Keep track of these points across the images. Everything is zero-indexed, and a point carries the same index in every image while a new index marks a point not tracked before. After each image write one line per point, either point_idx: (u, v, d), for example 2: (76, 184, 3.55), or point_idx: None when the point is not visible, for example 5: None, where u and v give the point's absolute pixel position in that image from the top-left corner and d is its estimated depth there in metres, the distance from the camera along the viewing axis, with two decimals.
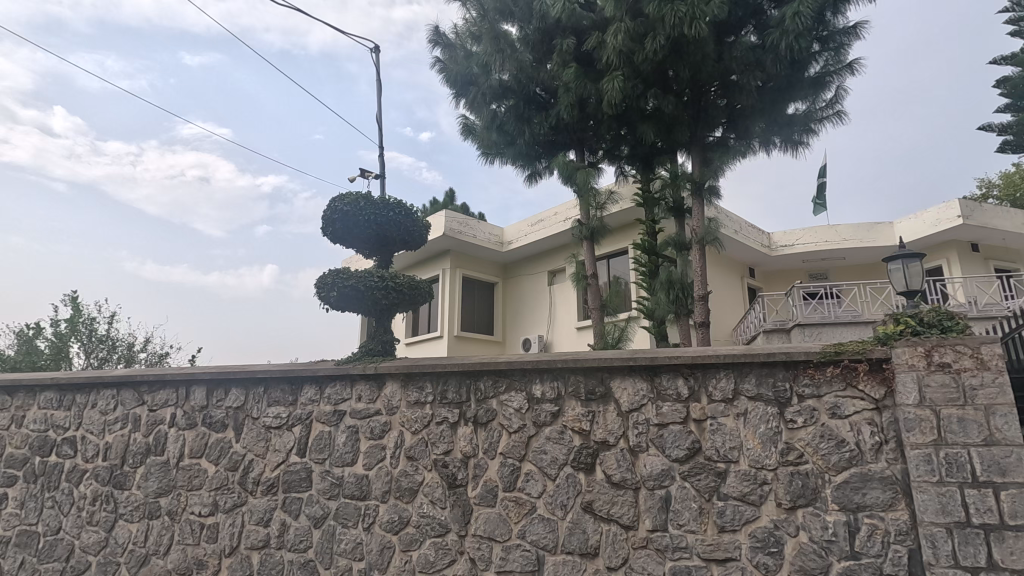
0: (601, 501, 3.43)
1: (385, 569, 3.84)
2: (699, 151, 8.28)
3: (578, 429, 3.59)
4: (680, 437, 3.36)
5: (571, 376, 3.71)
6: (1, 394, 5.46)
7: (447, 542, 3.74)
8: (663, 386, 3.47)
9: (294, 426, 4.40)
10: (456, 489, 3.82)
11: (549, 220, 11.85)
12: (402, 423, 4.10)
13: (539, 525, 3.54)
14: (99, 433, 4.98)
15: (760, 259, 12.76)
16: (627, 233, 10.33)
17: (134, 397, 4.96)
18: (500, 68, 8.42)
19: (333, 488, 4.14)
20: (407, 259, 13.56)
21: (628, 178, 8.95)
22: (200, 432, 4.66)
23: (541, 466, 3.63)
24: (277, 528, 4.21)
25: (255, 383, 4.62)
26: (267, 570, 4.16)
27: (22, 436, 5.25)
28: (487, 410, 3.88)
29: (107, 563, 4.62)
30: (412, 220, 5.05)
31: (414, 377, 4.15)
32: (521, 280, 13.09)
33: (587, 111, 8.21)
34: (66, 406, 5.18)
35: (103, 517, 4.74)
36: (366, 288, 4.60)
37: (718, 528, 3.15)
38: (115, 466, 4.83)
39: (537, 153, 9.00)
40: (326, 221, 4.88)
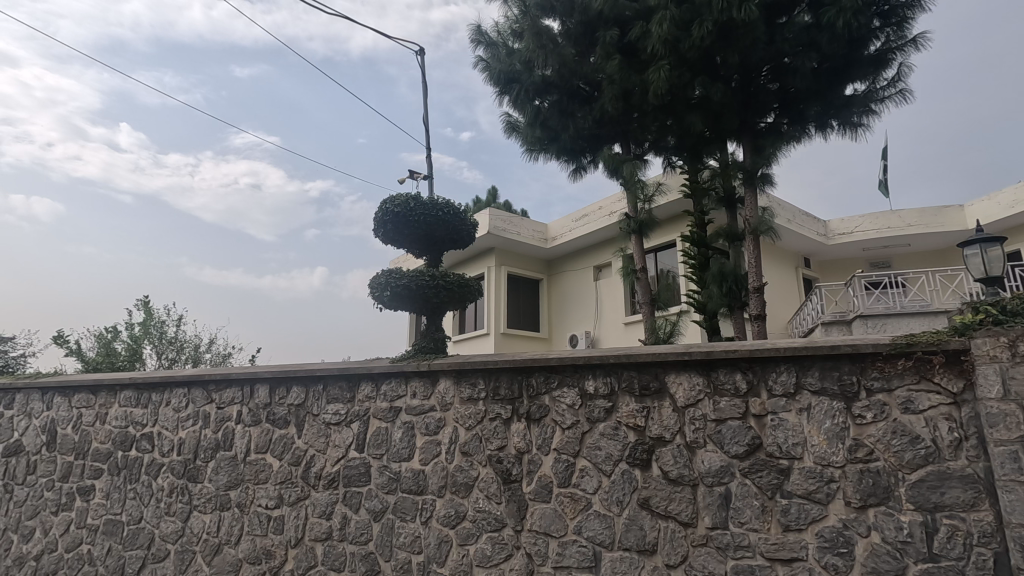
0: (658, 498, 3.39)
1: (444, 563, 3.92)
2: (751, 138, 7.99)
3: (633, 425, 3.56)
4: (739, 432, 3.27)
5: (625, 372, 3.67)
6: (85, 393, 5.87)
7: (503, 537, 3.78)
8: (720, 381, 3.39)
9: (352, 423, 4.54)
10: (511, 484, 3.85)
11: (593, 215, 11.75)
12: (456, 419, 4.16)
13: (595, 520, 3.53)
14: (173, 429, 5.29)
15: (816, 249, 12.25)
16: (675, 225, 10.13)
17: (203, 395, 5.24)
18: (543, 63, 8.38)
19: (391, 483, 4.26)
20: (453, 256, 13.73)
21: (676, 168, 8.74)
22: (265, 428, 4.87)
23: (595, 462, 3.62)
24: (339, 521, 4.36)
25: (315, 381, 4.79)
26: (330, 561, 4.30)
27: (105, 432, 5.63)
28: (540, 406, 3.89)
29: (184, 551, 4.90)
30: (461, 220, 5.12)
31: (466, 375, 4.20)
32: (566, 277, 13.04)
33: (632, 103, 8.06)
34: (144, 404, 5.52)
35: (180, 508, 5.04)
36: (418, 288, 4.69)
37: (783, 528, 3.05)
38: (188, 461, 5.12)
39: (582, 147, 8.94)
40: (378, 224, 4.99)
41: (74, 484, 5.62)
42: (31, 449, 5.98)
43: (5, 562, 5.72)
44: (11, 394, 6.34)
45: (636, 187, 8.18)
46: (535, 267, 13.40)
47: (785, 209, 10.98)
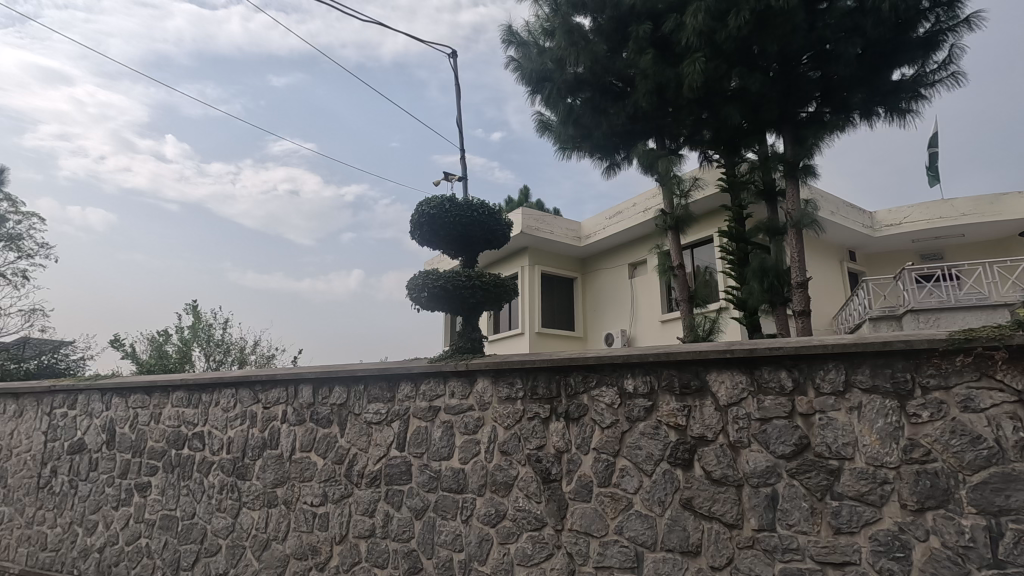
0: (701, 498, 3.33)
1: (484, 561, 3.94)
2: (791, 129, 7.75)
3: (673, 424, 3.51)
4: (785, 432, 3.18)
5: (664, 371, 3.62)
6: (140, 394, 6.14)
7: (544, 536, 3.77)
8: (764, 379, 3.30)
9: (393, 422, 4.62)
10: (551, 484, 3.84)
11: (627, 212, 11.62)
12: (494, 419, 4.18)
13: (636, 520, 3.49)
14: (222, 428, 5.49)
15: (862, 242, 11.79)
16: (713, 220, 9.93)
17: (250, 395, 5.41)
18: (575, 61, 8.34)
19: (432, 481, 4.31)
20: (487, 257, 13.80)
21: (713, 162, 8.56)
22: (309, 427, 5.01)
23: (636, 462, 3.58)
24: (381, 519, 4.45)
25: (355, 381, 4.89)
26: (374, 558, 4.39)
27: (159, 432, 5.89)
28: (578, 406, 3.87)
29: (235, 546, 5.08)
30: (496, 219, 5.14)
31: (504, 374, 4.22)
32: (601, 275, 12.94)
33: (666, 97, 7.94)
34: (195, 405, 5.75)
35: (230, 504, 5.22)
36: (454, 288, 4.73)
37: (833, 530, 2.95)
38: (237, 458, 5.31)
39: (615, 144, 8.86)
40: (414, 226, 5.06)
41: (132, 481, 5.90)
42: (92, 447, 6.31)
43: (71, 553, 6.05)
44: (73, 395, 6.70)
45: (671, 182, 8.05)
46: (569, 266, 13.35)
47: (828, 201, 10.62)
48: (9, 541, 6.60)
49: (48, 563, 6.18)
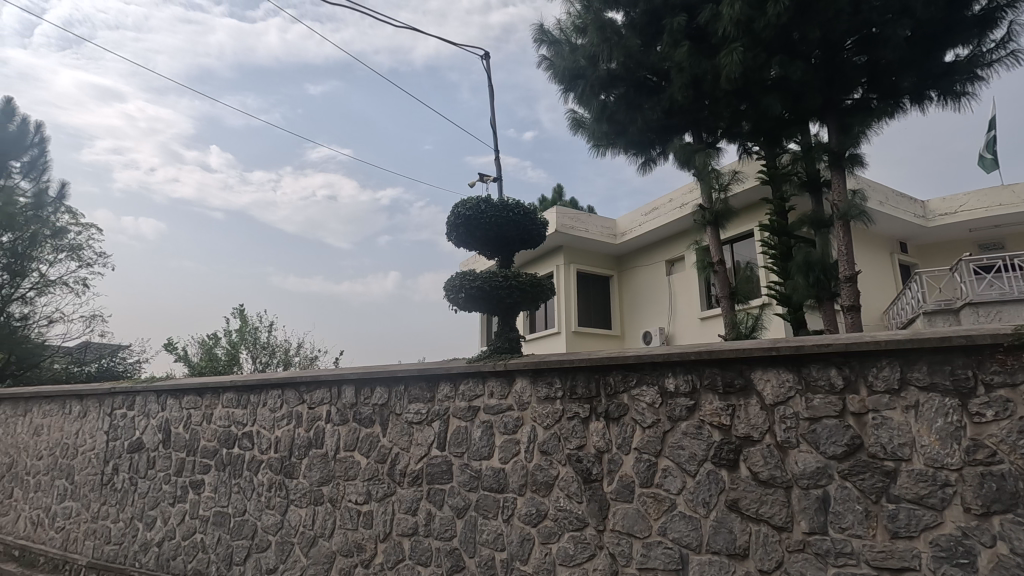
0: (748, 500, 3.24)
1: (526, 561, 3.95)
2: (836, 117, 7.46)
3: (717, 423, 3.43)
4: (836, 432, 3.07)
5: (706, 369, 3.55)
6: (193, 395, 6.41)
7: (586, 536, 3.75)
8: (812, 377, 3.20)
9: (433, 422, 4.67)
10: (592, 484, 3.82)
11: (664, 207, 11.43)
12: (534, 418, 4.18)
13: (680, 522, 3.43)
14: (270, 428, 5.67)
15: (914, 233, 11.26)
16: (753, 214, 9.68)
17: (295, 396, 5.57)
18: (608, 57, 8.26)
19: (473, 480, 4.35)
20: (521, 256, 13.81)
21: (753, 155, 8.34)
22: (352, 427, 5.12)
23: (679, 462, 3.52)
24: (423, 517, 4.51)
25: (396, 382, 4.97)
26: (417, 556, 4.45)
27: (211, 431, 6.13)
28: (618, 405, 3.84)
29: (284, 543, 5.24)
30: (531, 219, 5.14)
31: (542, 373, 4.21)
32: (638, 272, 12.78)
33: (702, 90, 7.79)
34: (244, 405, 5.95)
35: (279, 502, 5.39)
36: (491, 288, 4.75)
37: (890, 534, 2.83)
38: (285, 457, 5.47)
39: (650, 140, 8.74)
40: (450, 228, 5.10)
41: (187, 478, 6.16)
42: (150, 446, 6.62)
43: (133, 547, 6.37)
44: (132, 396, 7.04)
45: (709, 176, 7.87)
46: (605, 264, 13.23)
47: (877, 191, 10.18)
48: (76, 534, 6.99)
49: (112, 556, 6.52)
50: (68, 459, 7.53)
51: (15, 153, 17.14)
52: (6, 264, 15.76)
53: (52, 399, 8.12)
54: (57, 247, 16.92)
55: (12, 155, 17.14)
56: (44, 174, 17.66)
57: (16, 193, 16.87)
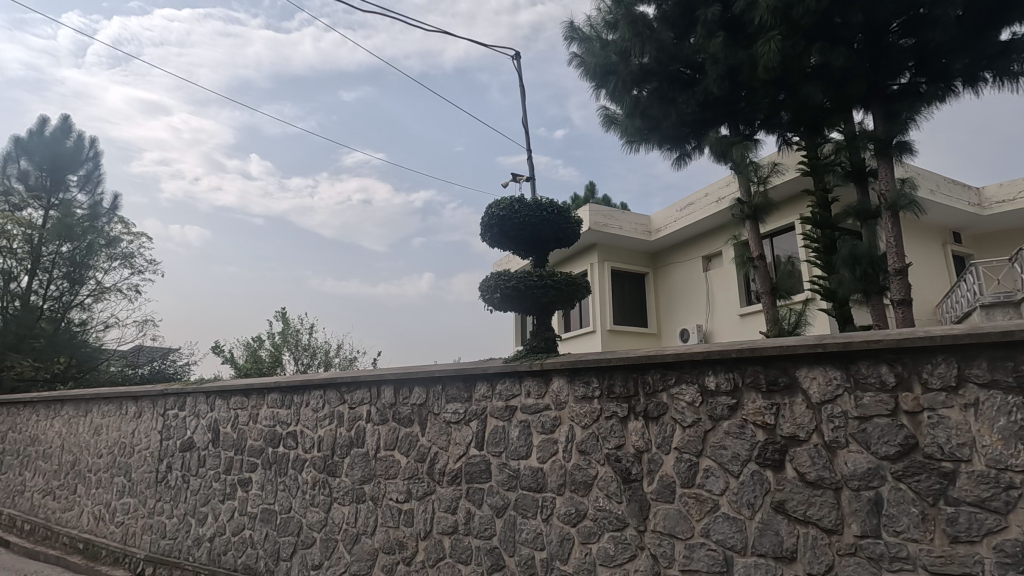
0: (795, 501, 3.15)
1: (567, 560, 3.94)
2: (882, 103, 7.15)
3: (761, 423, 3.35)
4: (888, 431, 2.95)
5: (748, 367, 3.46)
6: (239, 396, 6.64)
7: (626, 537, 3.71)
8: (861, 374, 3.08)
9: (471, 421, 4.71)
10: (631, 484, 3.78)
11: (700, 202, 11.20)
12: (571, 417, 4.16)
13: (723, 523, 3.36)
14: (313, 428, 5.82)
15: (968, 222, 10.70)
16: (794, 207, 9.40)
17: (337, 396, 5.70)
18: (640, 52, 8.17)
19: (512, 480, 4.36)
20: (555, 255, 13.73)
21: (793, 145, 8.09)
22: (392, 426, 5.21)
23: (721, 463, 3.45)
24: (463, 515, 4.55)
25: (434, 382, 5.03)
26: (458, 554, 4.49)
27: (257, 431, 6.34)
28: (658, 404, 3.78)
29: (328, 539, 5.37)
30: (565, 218, 5.13)
31: (579, 373, 4.19)
32: (674, 269, 12.56)
33: (739, 80, 7.61)
34: (288, 405, 6.13)
35: (322, 500, 5.53)
36: (526, 288, 4.75)
37: (949, 538, 2.70)
38: (328, 456, 5.61)
39: (685, 134, 8.59)
40: (484, 228, 5.13)
41: (236, 476, 6.39)
42: (200, 445, 6.89)
43: (186, 541, 6.64)
44: (183, 397, 7.34)
45: (747, 169, 7.68)
46: (640, 261, 13.07)
47: (927, 179, 9.73)
48: (134, 529, 7.34)
49: (167, 550, 6.81)
50: (125, 458, 7.91)
51: (72, 168, 18.10)
52: (65, 273, 16.68)
53: (110, 400, 8.53)
54: (111, 256, 17.79)
55: (70, 169, 18.12)
56: (98, 187, 18.60)
57: (74, 205, 17.85)
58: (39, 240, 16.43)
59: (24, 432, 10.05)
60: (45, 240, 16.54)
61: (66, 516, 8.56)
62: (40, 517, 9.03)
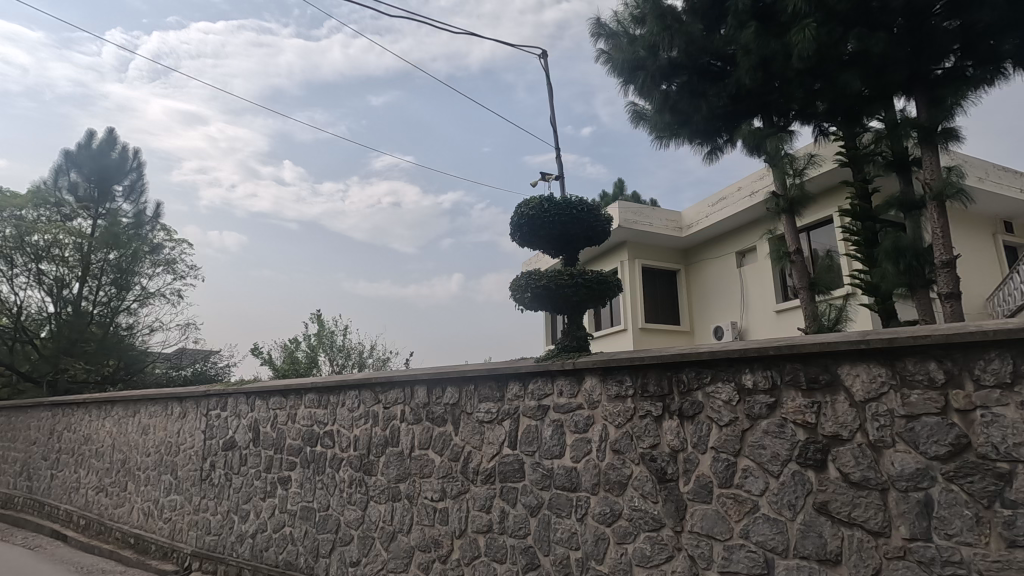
0: (838, 502, 3.06)
1: (602, 561, 3.91)
2: (925, 90, 6.81)
3: (802, 422, 3.26)
4: (938, 430, 2.83)
5: (787, 364, 3.37)
6: (278, 396, 6.81)
7: (663, 537, 3.67)
8: (908, 371, 2.96)
9: (504, 421, 4.73)
10: (667, 484, 3.73)
11: (732, 196, 10.97)
12: (605, 417, 4.14)
13: (763, 524, 3.29)
14: (349, 427, 5.93)
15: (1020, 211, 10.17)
16: (832, 199, 9.11)
17: (371, 396, 5.80)
18: (669, 46, 8.06)
19: (545, 479, 4.36)
20: (585, 253, 13.65)
21: (830, 136, 7.84)
22: (426, 426, 5.27)
23: (760, 463, 3.38)
24: (497, 514, 4.57)
25: (466, 381, 5.06)
26: (492, 553, 4.52)
27: (296, 430, 6.50)
28: (693, 403, 3.72)
29: (366, 537, 5.46)
30: (595, 216, 5.10)
31: (612, 371, 4.15)
32: (706, 265, 12.34)
33: (772, 71, 7.42)
34: (325, 405, 6.26)
35: (359, 498, 5.63)
36: (557, 287, 4.74)
37: (1006, 543, 2.58)
38: (363, 455, 5.71)
39: (716, 127, 8.43)
40: (514, 228, 5.13)
41: (276, 474, 6.56)
42: (242, 444, 7.10)
43: (230, 538, 6.85)
44: (224, 398, 7.57)
45: (782, 162, 7.48)
46: (671, 258, 12.88)
47: (975, 166, 9.29)
48: (181, 525, 7.61)
49: (212, 546, 7.05)
50: (171, 456, 8.21)
51: (117, 178, 18.88)
52: (113, 279, 17.39)
53: (156, 401, 8.87)
54: (155, 262, 18.49)
55: (115, 180, 18.91)
56: (142, 197, 19.37)
57: (119, 214, 18.63)
58: (88, 248, 17.21)
59: (78, 431, 10.55)
60: (94, 248, 17.29)
61: (117, 512, 8.94)
62: (93, 513, 9.46)
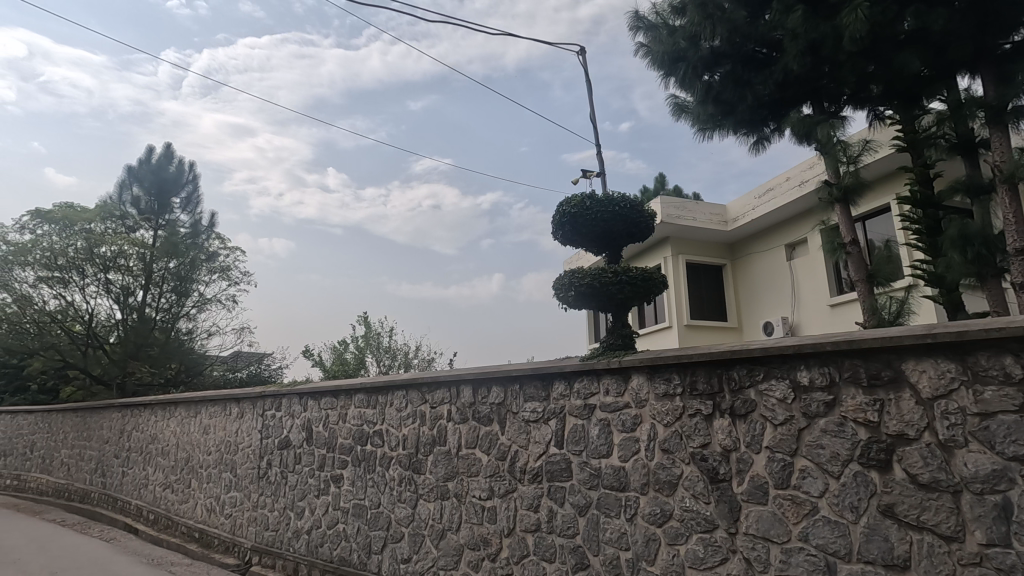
0: (905, 505, 2.91)
1: (653, 562, 3.85)
2: (991, 67, 6.41)
3: (863, 420, 3.12)
4: (1016, 429, 2.64)
5: (846, 360, 3.23)
6: (329, 397, 7.02)
7: (716, 539, 3.58)
8: (981, 367, 2.78)
9: (550, 420, 4.72)
10: (719, 484, 3.64)
11: (780, 187, 10.59)
12: (653, 416, 4.07)
13: (824, 527, 3.16)
14: (398, 426, 6.05)
15: None
16: (890, 186, 8.68)
17: (418, 396, 5.90)
18: (711, 35, 7.86)
19: (593, 479, 4.32)
20: (627, 250, 13.47)
21: (885, 120, 7.47)
22: (472, 425, 5.32)
23: (819, 463, 3.25)
24: (546, 514, 4.56)
25: (511, 381, 5.07)
26: (541, 552, 4.52)
27: (346, 429, 6.68)
28: (745, 401, 3.62)
29: (416, 534, 5.56)
30: (638, 212, 5.03)
31: (659, 370, 4.07)
32: (754, 259, 11.97)
33: (821, 55, 7.13)
34: (374, 405, 6.41)
35: (409, 496, 5.74)
36: (601, 284, 4.69)
37: None
38: (412, 454, 5.81)
39: (763, 116, 8.15)
40: (556, 227, 5.11)
41: (329, 472, 6.76)
42: (296, 443, 7.35)
43: (287, 533, 7.11)
44: (279, 399, 7.85)
45: (835, 149, 7.16)
46: (716, 252, 12.55)
47: None
48: (241, 520, 7.94)
49: (271, 541, 7.32)
50: (231, 455, 8.58)
51: (175, 190, 19.88)
52: (174, 286, 18.34)
53: (216, 402, 9.29)
54: (212, 269, 19.37)
55: (173, 192, 19.92)
56: (198, 208, 20.36)
57: (178, 224, 19.63)
58: (150, 257, 18.15)
59: (145, 431, 11.15)
60: (156, 257, 18.26)
61: (183, 507, 9.41)
62: (161, 508, 9.99)
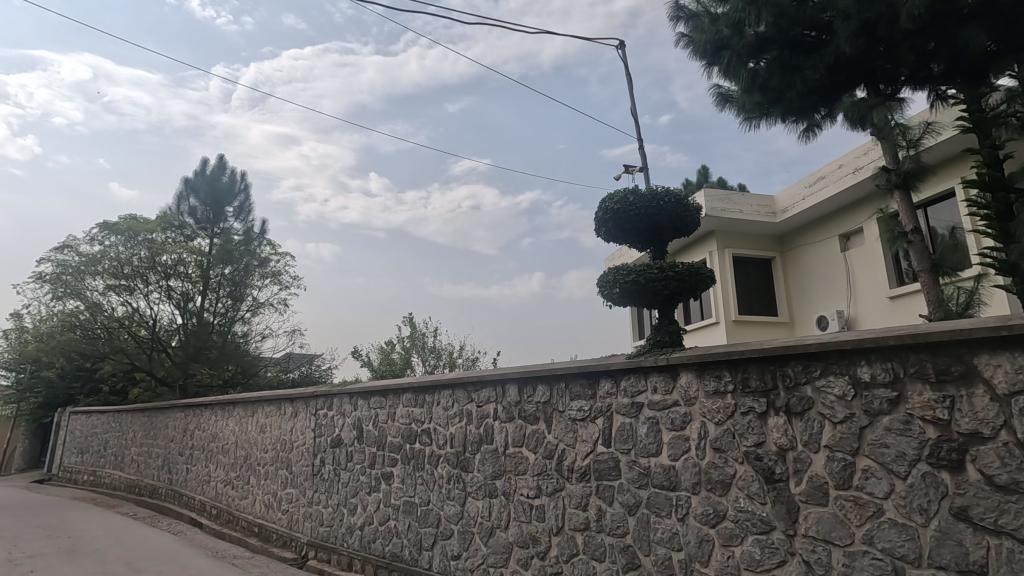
0: (981, 507, 2.74)
1: (707, 563, 3.77)
2: None
3: (931, 418, 2.96)
4: None
5: (911, 355, 3.07)
6: (378, 396, 7.19)
7: (773, 541, 3.47)
8: None
9: (597, 418, 4.68)
10: (776, 484, 3.53)
11: (832, 175, 10.16)
12: (703, 414, 3.98)
13: (890, 530, 3.01)
14: (445, 425, 6.14)
15: None
16: (955, 170, 8.20)
17: (464, 395, 5.96)
18: (755, 20, 7.61)
19: (642, 478, 4.27)
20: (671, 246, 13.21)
21: (948, 100, 7.06)
22: (518, 424, 5.34)
23: (883, 463, 3.10)
24: (594, 513, 4.53)
25: (557, 379, 5.07)
26: (591, 552, 4.49)
27: (395, 428, 6.83)
28: (801, 398, 3.49)
29: (465, 532, 5.63)
30: (682, 207, 4.93)
31: (709, 367, 3.98)
32: (805, 250, 11.52)
33: (876, 35, 6.81)
34: (421, 404, 6.52)
35: (458, 494, 5.81)
36: (645, 281, 4.62)
37: None
38: (460, 452, 5.88)
39: (813, 102, 7.83)
40: (599, 224, 5.07)
41: (380, 470, 6.92)
42: (348, 441, 7.56)
43: (341, 529, 7.33)
44: (330, 398, 8.10)
45: (892, 133, 6.81)
46: (765, 245, 12.15)
47: None
48: (298, 516, 8.23)
49: (326, 536, 7.56)
50: (286, 452, 8.90)
51: (228, 200, 20.78)
52: (229, 291, 19.17)
53: (271, 402, 9.66)
54: (264, 274, 20.14)
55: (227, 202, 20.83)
56: (250, 216, 21.23)
57: (232, 232, 20.52)
58: (207, 264, 19.05)
59: (207, 430, 11.70)
60: (212, 264, 19.13)
61: (243, 502, 9.83)
62: (223, 503, 10.46)
